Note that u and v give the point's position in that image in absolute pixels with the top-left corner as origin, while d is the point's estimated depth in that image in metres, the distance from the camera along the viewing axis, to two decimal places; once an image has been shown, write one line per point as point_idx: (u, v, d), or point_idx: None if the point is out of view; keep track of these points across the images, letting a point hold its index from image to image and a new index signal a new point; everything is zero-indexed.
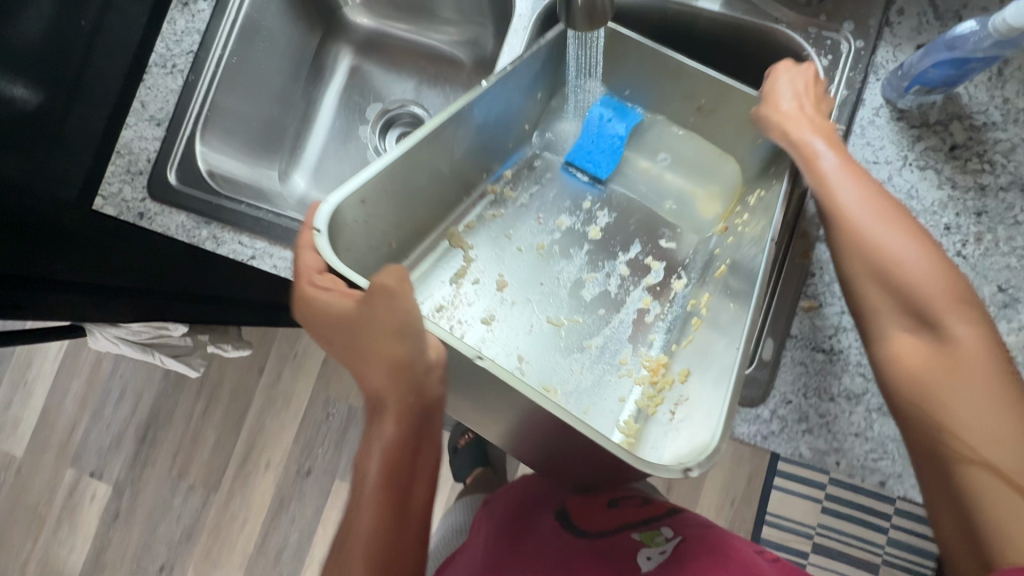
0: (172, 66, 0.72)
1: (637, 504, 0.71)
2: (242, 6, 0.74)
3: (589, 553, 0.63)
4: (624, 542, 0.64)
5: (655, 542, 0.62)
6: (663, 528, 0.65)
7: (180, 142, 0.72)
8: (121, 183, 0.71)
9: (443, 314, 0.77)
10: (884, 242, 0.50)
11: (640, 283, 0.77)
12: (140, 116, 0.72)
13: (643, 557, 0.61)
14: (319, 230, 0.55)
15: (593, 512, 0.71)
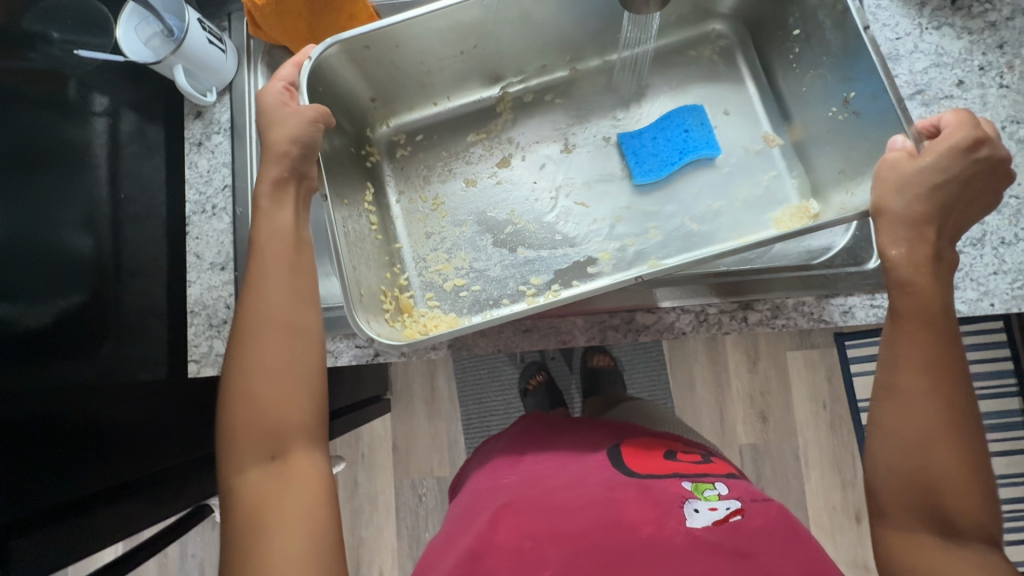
0: (212, 207, 0.71)
1: (695, 461, 0.69)
2: (258, 124, 0.72)
3: (636, 486, 0.61)
4: (674, 485, 0.61)
5: (708, 496, 0.60)
6: (719, 484, 0.62)
7: (254, 276, 0.69)
8: (209, 339, 0.68)
9: (444, 158, 0.80)
10: (916, 400, 0.48)
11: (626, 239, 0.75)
12: (200, 269, 0.69)
13: (692, 509, 0.58)
14: (312, 57, 0.61)
15: (649, 452, 0.69)
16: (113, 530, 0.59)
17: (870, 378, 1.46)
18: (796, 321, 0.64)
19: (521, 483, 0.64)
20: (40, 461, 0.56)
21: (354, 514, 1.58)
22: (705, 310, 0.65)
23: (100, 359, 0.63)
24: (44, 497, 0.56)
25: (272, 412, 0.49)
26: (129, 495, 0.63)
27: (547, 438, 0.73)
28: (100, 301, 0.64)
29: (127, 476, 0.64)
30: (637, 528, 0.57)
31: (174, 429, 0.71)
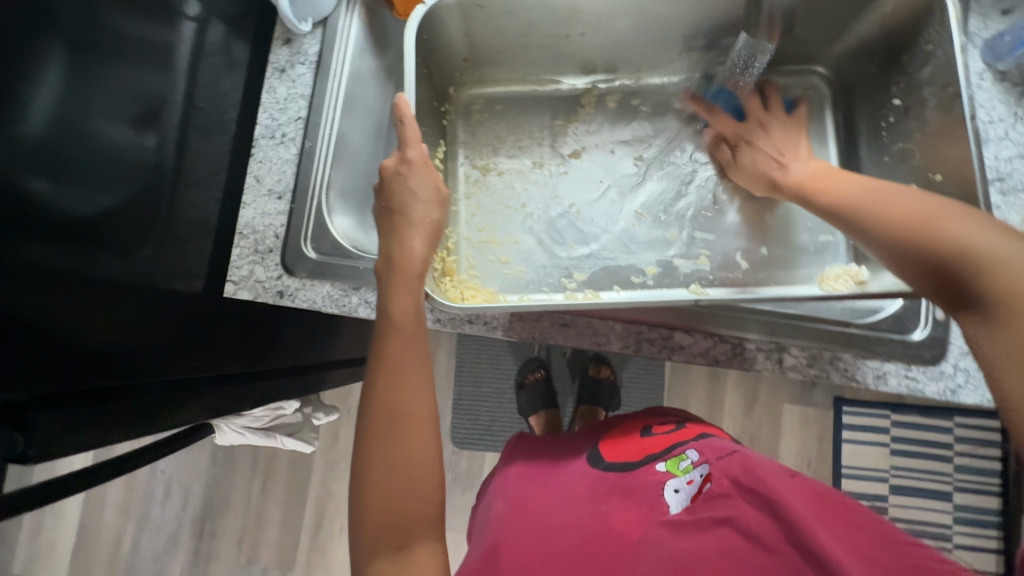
0: (281, 135, 0.71)
1: (667, 433, 0.72)
2: (344, 67, 0.73)
3: (618, 494, 0.62)
4: (651, 472, 0.64)
5: (683, 470, 0.63)
6: (691, 453, 0.65)
7: (308, 212, 0.69)
8: (251, 264, 0.68)
9: (516, 136, 0.80)
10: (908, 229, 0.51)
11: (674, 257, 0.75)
12: (257, 193, 0.69)
13: (671, 490, 0.61)
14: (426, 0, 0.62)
15: (624, 444, 0.72)
16: (116, 430, 0.61)
17: (858, 448, 1.47)
18: (829, 374, 0.64)
19: (508, 515, 0.63)
20: (68, 349, 0.55)
21: (328, 466, 1.60)
22: (742, 344, 0.65)
23: (139, 259, 0.63)
24: (68, 381, 0.56)
25: (409, 437, 0.42)
26: (138, 398, 0.63)
27: (529, 464, 0.74)
28: (151, 205, 0.64)
29: (142, 379, 0.64)
30: (626, 532, 0.56)
31: (194, 343, 0.71)
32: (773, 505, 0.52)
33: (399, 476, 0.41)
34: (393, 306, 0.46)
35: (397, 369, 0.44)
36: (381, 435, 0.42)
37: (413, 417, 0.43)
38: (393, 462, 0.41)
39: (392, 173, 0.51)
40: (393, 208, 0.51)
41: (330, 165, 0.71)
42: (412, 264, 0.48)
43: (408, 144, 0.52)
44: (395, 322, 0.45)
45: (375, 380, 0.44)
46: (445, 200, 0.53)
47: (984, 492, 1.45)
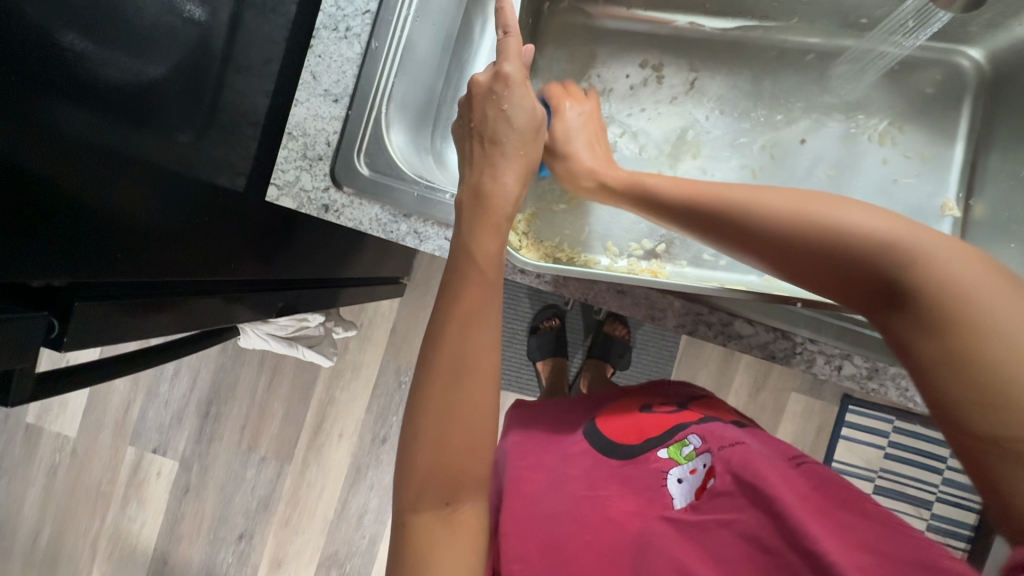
0: (345, 29, 0.62)
1: (670, 413, 0.70)
2: None
3: (617, 481, 0.60)
4: (653, 458, 0.62)
5: (686, 458, 0.60)
6: (693, 438, 0.62)
7: (365, 123, 0.63)
8: (298, 170, 0.63)
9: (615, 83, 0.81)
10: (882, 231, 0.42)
11: None
12: (312, 92, 0.63)
13: (674, 480, 0.58)
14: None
15: (622, 418, 0.70)
16: (151, 319, 0.60)
17: (854, 446, 1.47)
18: (886, 390, 0.61)
19: (505, 491, 0.59)
20: (112, 233, 0.52)
21: (333, 375, 1.62)
22: (804, 344, 0.61)
23: (179, 145, 0.57)
24: (100, 269, 0.52)
25: (469, 397, 0.41)
26: (172, 293, 0.61)
27: (528, 436, 0.71)
28: (193, 86, 0.57)
29: (182, 276, 0.62)
30: (625, 524, 0.55)
31: (234, 244, 0.67)
32: (771, 503, 0.48)
33: (455, 432, 0.41)
34: (476, 247, 0.42)
35: (474, 325, 0.41)
36: (444, 387, 0.41)
37: (481, 376, 0.41)
38: (454, 412, 0.41)
39: (484, 92, 0.46)
40: (483, 136, 0.46)
41: (394, 73, 0.63)
42: (500, 204, 0.43)
43: (506, 58, 0.46)
44: (479, 267, 0.42)
45: (447, 329, 0.42)
46: (540, 129, 0.47)
47: (964, 508, 1.47)
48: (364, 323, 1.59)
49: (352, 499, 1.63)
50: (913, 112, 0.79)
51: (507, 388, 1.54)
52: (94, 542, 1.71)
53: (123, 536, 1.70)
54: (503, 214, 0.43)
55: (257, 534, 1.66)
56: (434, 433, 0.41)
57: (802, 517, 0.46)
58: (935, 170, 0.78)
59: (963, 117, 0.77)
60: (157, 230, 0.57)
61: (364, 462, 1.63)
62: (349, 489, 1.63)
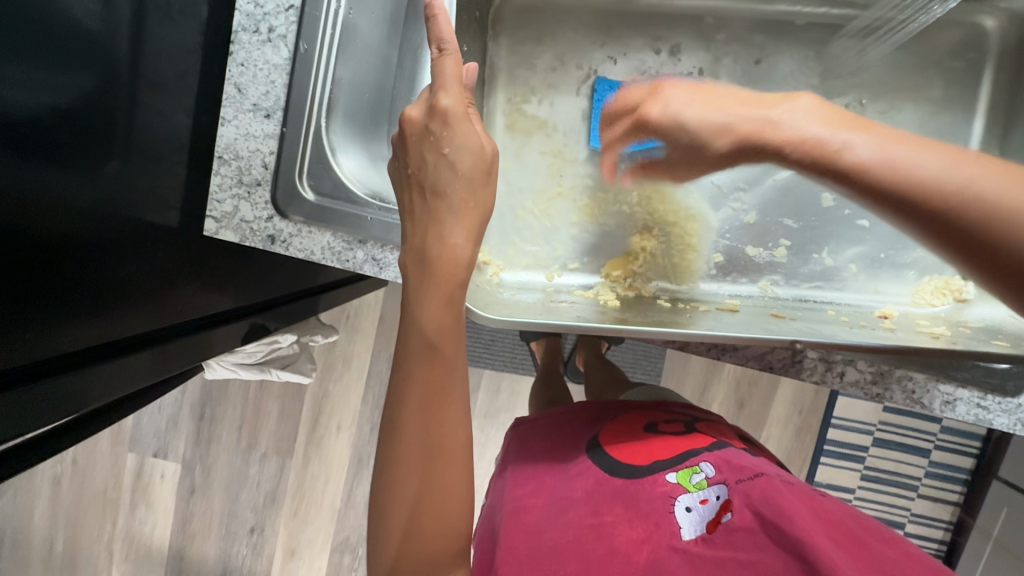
0: (268, 30, 0.54)
1: (679, 435, 0.67)
2: None
3: (622, 501, 0.59)
4: (659, 482, 0.60)
5: (696, 487, 0.59)
6: (705, 466, 0.61)
7: (304, 141, 0.55)
8: (235, 199, 0.56)
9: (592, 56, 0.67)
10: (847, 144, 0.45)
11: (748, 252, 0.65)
12: (239, 107, 0.55)
13: (683, 508, 0.57)
14: None
15: (627, 441, 0.66)
16: (98, 384, 0.54)
17: (854, 402, 1.46)
18: (892, 393, 0.57)
19: (505, 527, 0.58)
20: (44, 295, 0.47)
21: (325, 368, 1.59)
22: (804, 352, 0.56)
23: (103, 179, 0.50)
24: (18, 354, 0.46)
25: (441, 478, 0.38)
26: (123, 352, 0.56)
27: (529, 456, 0.68)
28: (94, 111, 0.49)
29: (127, 330, 0.56)
30: (632, 554, 0.54)
31: (189, 280, 0.61)
32: (799, 548, 0.50)
33: (426, 514, 0.38)
34: (424, 317, 0.38)
35: (438, 404, 0.38)
36: (415, 468, 0.38)
37: (448, 454, 0.38)
38: (426, 491, 0.38)
39: (424, 133, 0.40)
40: (424, 186, 0.40)
41: (331, 75, 0.55)
42: (447, 266, 0.38)
43: (443, 88, 0.39)
44: (431, 339, 0.38)
45: (407, 413, 0.38)
46: (491, 169, 0.41)
47: (960, 453, 1.49)
48: (351, 314, 1.54)
49: (357, 487, 1.64)
50: (924, 73, 0.71)
51: (501, 369, 1.47)
52: (108, 545, 1.73)
53: (136, 537, 1.73)
54: (455, 279, 0.39)
55: (268, 527, 1.67)
56: (402, 523, 0.38)
57: (831, 558, 0.48)
58: (945, 139, 0.71)
59: (977, 81, 0.70)
60: (78, 292, 0.50)
61: (365, 451, 1.62)
62: (353, 478, 1.64)
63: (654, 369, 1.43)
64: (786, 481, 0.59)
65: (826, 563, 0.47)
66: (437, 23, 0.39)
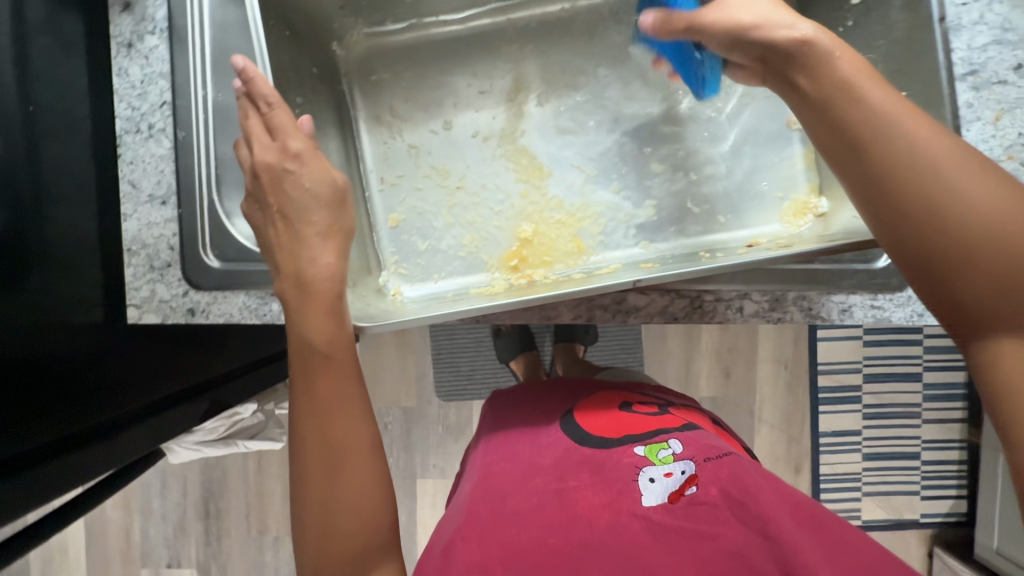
0: (148, 127, 0.60)
1: (649, 416, 0.67)
2: (204, 32, 0.60)
3: (588, 469, 0.59)
4: (625, 453, 0.60)
5: (662, 460, 0.58)
6: (672, 441, 0.60)
7: (201, 216, 0.60)
8: (151, 283, 0.61)
9: (454, 51, 0.61)
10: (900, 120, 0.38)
11: (639, 214, 0.59)
12: (137, 201, 0.60)
13: (646, 479, 0.57)
14: None
15: (600, 414, 0.66)
16: (39, 495, 0.50)
17: (832, 345, 1.45)
18: (791, 315, 0.61)
19: (473, 492, 0.59)
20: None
21: None
22: (700, 296, 0.60)
23: (33, 293, 0.53)
24: None
25: (350, 482, 0.42)
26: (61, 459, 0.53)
27: (501, 429, 0.68)
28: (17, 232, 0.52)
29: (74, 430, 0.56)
30: (593, 519, 0.55)
31: (138, 370, 0.63)
32: (762, 525, 0.52)
33: (337, 509, 0.42)
34: (314, 332, 0.43)
35: (333, 417, 0.43)
36: (320, 470, 0.42)
37: (355, 453, 0.43)
38: (335, 488, 0.42)
39: (280, 173, 0.44)
40: (287, 227, 0.44)
41: (214, 153, 0.60)
42: (323, 286, 0.43)
43: (286, 134, 0.44)
44: (323, 352, 0.43)
45: (305, 426, 0.43)
46: (347, 197, 0.46)
47: (952, 370, 1.47)
48: None
49: None
50: None
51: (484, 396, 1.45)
52: None
53: None
54: (327, 298, 0.43)
55: None
56: (317, 522, 0.42)
57: (791, 537, 0.50)
58: None
59: None
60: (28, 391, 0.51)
61: None
62: None
63: (635, 360, 1.43)
64: (750, 462, 0.61)
65: (790, 543, 0.50)
66: (256, 83, 0.43)
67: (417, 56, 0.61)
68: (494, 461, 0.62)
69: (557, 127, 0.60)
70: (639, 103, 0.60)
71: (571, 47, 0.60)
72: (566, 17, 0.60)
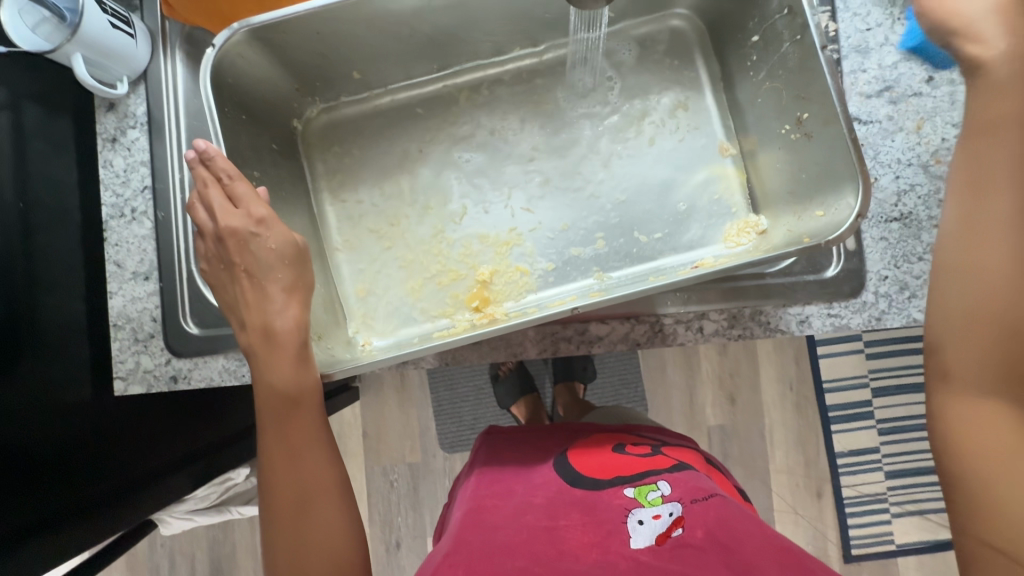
0: (131, 211, 0.65)
1: (641, 456, 0.64)
2: (180, 124, 0.66)
3: (578, 507, 0.57)
4: (616, 496, 0.58)
5: (650, 502, 0.56)
6: (662, 483, 0.58)
7: (180, 288, 0.64)
8: (136, 355, 0.64)
9: (406, 116, 0.66)
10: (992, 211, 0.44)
11: (591, 247, 0.62)
12: (121, 279, 0.64)
13: (635, 522, 0.55)
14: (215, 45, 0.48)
15: (594, 454, 0.65)
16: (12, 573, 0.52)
17: (834, 361, 1.39)
18: (752, 331, 0.62)
19: (461, 523, 0.57)
20: None
21: None
22: (659, 321, 0.62)
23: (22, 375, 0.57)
24: None
25: (321, 525, 0.43)
26: (33, 538, 0.55)
27: (494, 462, 0.67)
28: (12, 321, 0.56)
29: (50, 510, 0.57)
30: (580, 555, 0.52)
31: (125, 442, 0.66)
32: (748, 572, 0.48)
33: (304, 553, 0.42)
34: (279, 383, 0.44)
35: (305, 461, 0.44)
36: (290, 518, 0.43)
37: (325, 496, 0.44)
38: (306, 534, 0.43)
39: (251, 238, 0.47)
40: (250, 288, 0.47)
41: (192, 230, 0.65)
42: (288, 336, 0.45)
43: (249, 202, 0.48)
44: (290, 400, 0.44)
45: (274, 472, 0.44)
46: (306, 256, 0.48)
47: None
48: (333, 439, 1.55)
49: None
50: None
51: None
52: None
53: None
54: (291, 351, 0.45)
55: None
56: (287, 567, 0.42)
57: None
58: None
59: None
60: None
61: None
62: None
63: (637, 395, 1.41)
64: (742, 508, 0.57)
65: None
66: (215, 160, 0.47)
67: (372, 124, 0.66)
68: (485, 493, 0.61)
69: (504, 175, 0.64)
70: (581, 145, 0.64)
71: (513, 102, 0.65)
72: (507, 75, 0.65)
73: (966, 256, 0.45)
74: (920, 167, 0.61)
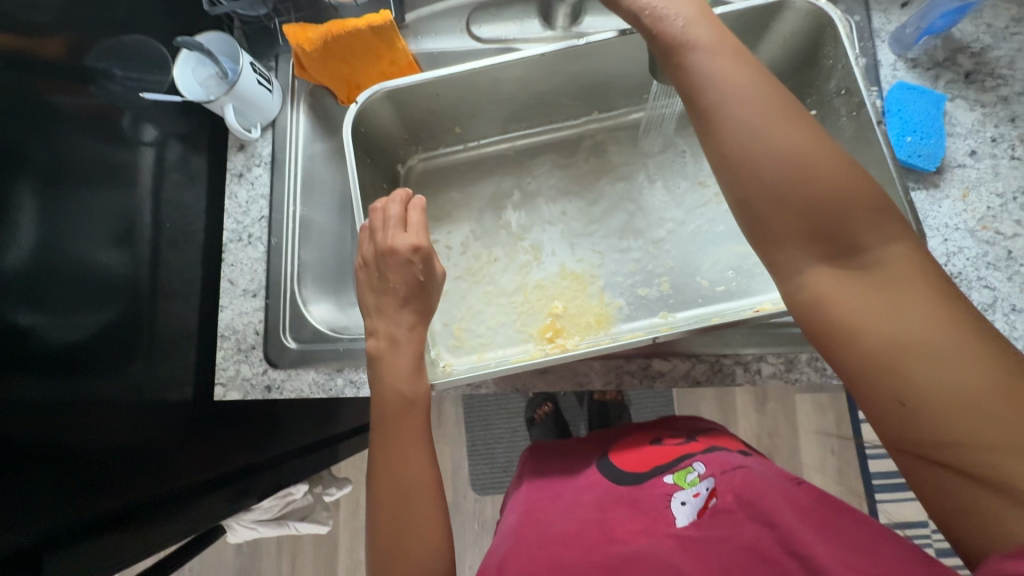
0: (248, 236, 0.74)
1: (677, 446, 0.66)
2: (298, 164, 0.76)
3: (625, 502, 0.58)
4: (657, 484, 0.59)
5: (689, 483, 0.57)
6: (697, 465, 0.59)
7: (284, 306, 0.72)
8: (236, 363, 0.71)
9: (491, 167, 0.74)
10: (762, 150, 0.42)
11: (657, 288, 0.68)
12: (233, 294, 0.72)
13: (677, 503, 0.56)
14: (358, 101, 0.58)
15: (634, 452, 0.67)
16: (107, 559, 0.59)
17: None
18: (807, 376, 0.65)
19: (519, 523, 0.60)
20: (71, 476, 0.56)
21: None
22: (719, 360, 0.66)
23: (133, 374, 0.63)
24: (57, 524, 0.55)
25: (419, 514, 0.48)
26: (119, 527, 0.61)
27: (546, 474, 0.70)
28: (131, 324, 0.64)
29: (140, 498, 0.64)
30: (623, 540, 0.53)
31: (206, 444, 0.72)
32: (772, 517, 0.48)
33: (402, 536, 0.47)
34: (389, 386, 0.50)
35: (405, 457, 0.49)
36: (393, 504, 0.48)
37: (422, 491, 0.49)
38: (405, 519, 0.48)
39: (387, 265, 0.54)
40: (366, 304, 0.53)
41: (298, 258, 0.74)
42: (398, 346, 0.51)
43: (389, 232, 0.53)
44: (396, 401, 0.50)
45: (380, 464, 0.49)
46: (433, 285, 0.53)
47: None
48: None
49: None
50: None
51: None
52: None
53: None
54: (406, 358, 0.51)
55: None
56: (388, 550, 0.47)
57: (801, 529, 0.46)
58: None
59: None
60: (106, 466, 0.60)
61: None
62: None
63: None
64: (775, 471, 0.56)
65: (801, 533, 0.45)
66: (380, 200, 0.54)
67: (461, 172, 0.75)
68: (540, 497, 0.64)
69: (576, 221, 0.72)
70: (648, 198, 0.71)
71: (587, 159, 0.74)
72: (582, 135, 0.74)
73: (747, 151, 0.42)
74: (967, 231, 0.65)
